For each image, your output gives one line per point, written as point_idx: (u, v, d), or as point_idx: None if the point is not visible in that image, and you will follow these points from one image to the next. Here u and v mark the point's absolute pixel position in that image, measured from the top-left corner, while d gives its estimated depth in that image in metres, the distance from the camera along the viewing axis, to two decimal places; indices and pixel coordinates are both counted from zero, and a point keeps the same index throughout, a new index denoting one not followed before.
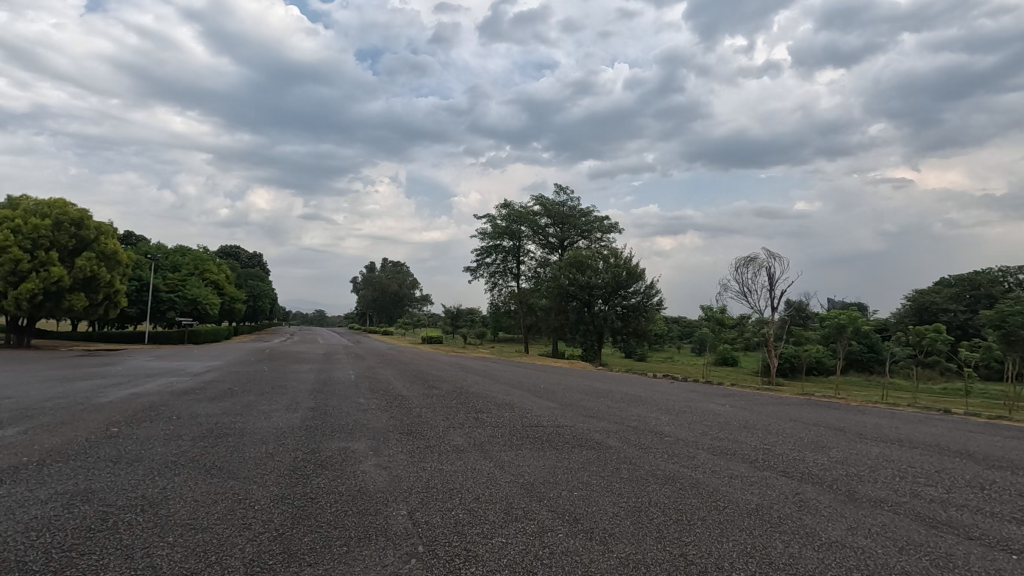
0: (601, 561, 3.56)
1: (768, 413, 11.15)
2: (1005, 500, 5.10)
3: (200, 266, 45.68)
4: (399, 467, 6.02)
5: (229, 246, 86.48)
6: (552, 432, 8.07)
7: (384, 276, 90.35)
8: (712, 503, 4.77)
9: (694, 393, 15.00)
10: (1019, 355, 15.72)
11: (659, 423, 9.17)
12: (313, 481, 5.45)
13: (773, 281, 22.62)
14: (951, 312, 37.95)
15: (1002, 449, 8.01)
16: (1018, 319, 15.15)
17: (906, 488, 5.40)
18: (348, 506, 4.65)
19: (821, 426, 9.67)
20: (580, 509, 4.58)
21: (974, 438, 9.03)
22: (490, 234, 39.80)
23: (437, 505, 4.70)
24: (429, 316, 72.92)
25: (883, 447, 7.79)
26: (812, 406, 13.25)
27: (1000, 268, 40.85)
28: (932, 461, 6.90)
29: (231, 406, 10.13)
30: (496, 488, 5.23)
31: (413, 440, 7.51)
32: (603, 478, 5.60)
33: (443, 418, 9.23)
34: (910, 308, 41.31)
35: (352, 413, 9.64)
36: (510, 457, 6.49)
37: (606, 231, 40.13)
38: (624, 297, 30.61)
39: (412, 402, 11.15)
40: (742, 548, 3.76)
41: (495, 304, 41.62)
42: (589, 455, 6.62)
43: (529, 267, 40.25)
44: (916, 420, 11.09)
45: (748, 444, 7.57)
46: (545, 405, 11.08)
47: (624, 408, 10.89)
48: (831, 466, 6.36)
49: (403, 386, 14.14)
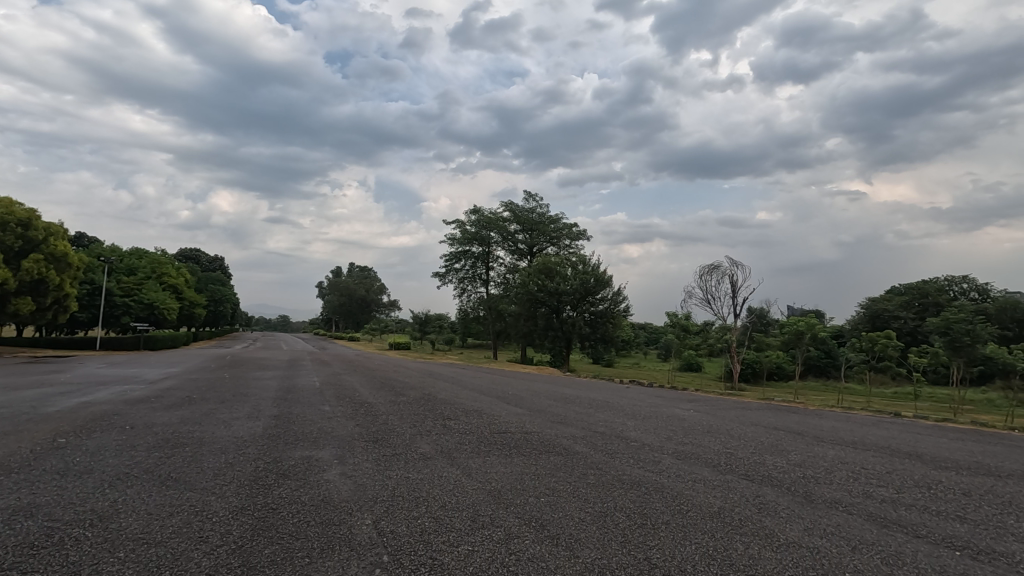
0: (566, 567, 3.57)
1: (730, 418, 11.41)
2: (951, 500, 5.35)
3: (157, 269, 44.12)
4: (364, 475, 5.94)
5: (189, 249, 83.82)
6: (520, 438, 8.10)
7: (351, 281, 89.09)
8: (676, 507, 4.85)
9: (660, 398, 15.28)
10: (964, 359, 16.51)
11: (625, 428, 9.29)
12: (275, 490, 5.31)
13: (737, 288, 23.10)
14: (902, 319, 39.68)
15: (949, 450, 8.44)
16: (962, 326, 15.89)
17: (860, 489, 5.61)
18: (310, 516, 4.56)
19: (781, 430, 9.94)
20: (547, 516, 4.61)
21: (923, 440, 9.47)
22: (459, 240, 39.67)
23: (402, 513, 4.66)
24: (397, 321, 72.15)
25: (839, 450, 8.06)
26: (772, 410, 13.63)
27: (946, 278, 43.00)
28: (884, 462, 7.19)
29: (189, 415, 9.78)
30: (463, 495, 5.21)
31: (380, 447, 7.42)
32: (571, 483, 5.64)
33: (410, 425, 9.14)
34: (864, 315, 43.04)
35: (317, 421, 9.46)
36: (478, 464, 6.48)
37: (574, 238, 40.50)
38: (592, 303, 30.90)
39: (379, 410, 10.99)
40: (703, 550, 3.83)
41: (464, 310, 41.39)
42: (556, 461, 6.66)
43: (498, 273, 40.23)
44: (869, 423, 11.60)
45: (710, 448, 7.74)
46: (513, 411, 11.07)
47: (590, 414, 11.01)
48: (789, 469, 6.57)
49: (371, 393, 13.95)
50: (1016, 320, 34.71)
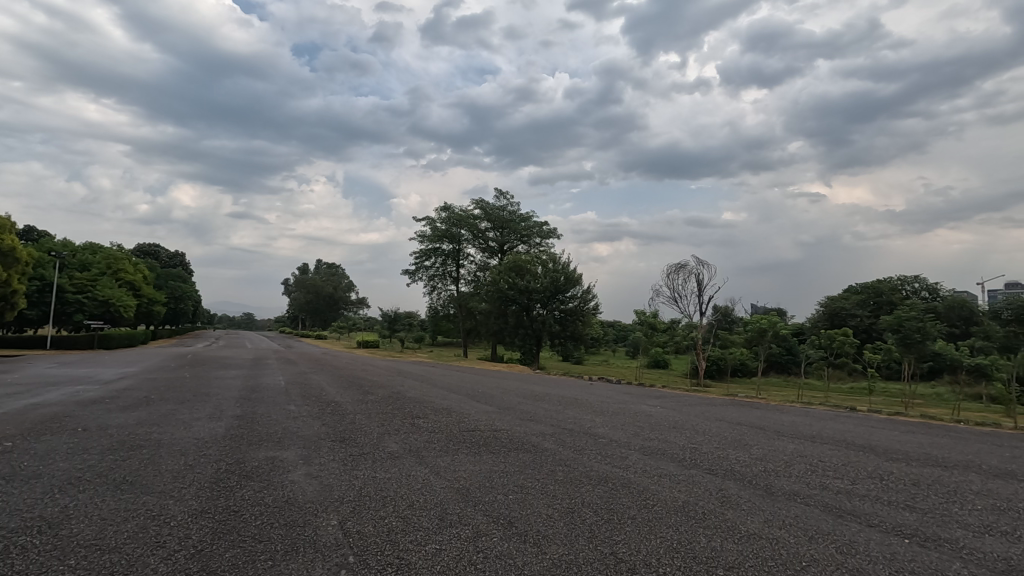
0: (533, 563, 3.59)
1: (695, 413, 11.68)
2: (901, 490, 5.59)
3: (113, 265, 42.40)
4: (330, 475, 5.84)
5: (147, 245, 80.78)
6: (490, 436, 8.09)
7: (318, 278, 87.37)
8: (641, 502, 4.94)
9: (628, 395, 15.50)
10: (914, 355, 17.25)
11: (593, 424, 9.40)
12: (237, 493, 5.17)
13: (703, 286, 23.60)
14: (858, 316, 41.19)
15: (900, 443, 8.82)
16: (913, 324, 16.60)
17: (817, 481, 5.82)
18: (274, 518, 4.46)
19: (743, 425, 10.23)
20: (515, 513, 4.62)
21: (876, 432, 9.89)
22: (430, 237, 39.37)
23: (369, 513, 4.61)
24: (365, 320, 71.15)
25: (797, 443, 8.34)
26: (735, 406, 14.01)
27: (899, 277, 44.86)
28: (840, 455, 7.46)
29: (147, 417, 9.44)
30: (431, 494, 5.18)
31: (346, 447, 7.29)
32: (540, 480, 5.68)
33: (378, 424, 9.03)
34: (823, 313, 44.57)
35: (282, 421, 9.27)
36: (446, 462, 6.45)
37: (545, 236, 40.61)
38: (562, 301, 31.11)
39: (346, 408, 10.83)
40: (668, 544, 3.91)
41: (434, 308, 41.09)
42: (525, 458, 6.70)
43: (468, 271, 40.08)
44: (826, 417, 12.05)
45: (675, 444, 7.88)
46: (482, 409, 11.06)
47: (559, 411, 11.08)
48: (751, 462, 6.75)
49: (338, 391, 13.72)
50: (963, 318, 36.49)
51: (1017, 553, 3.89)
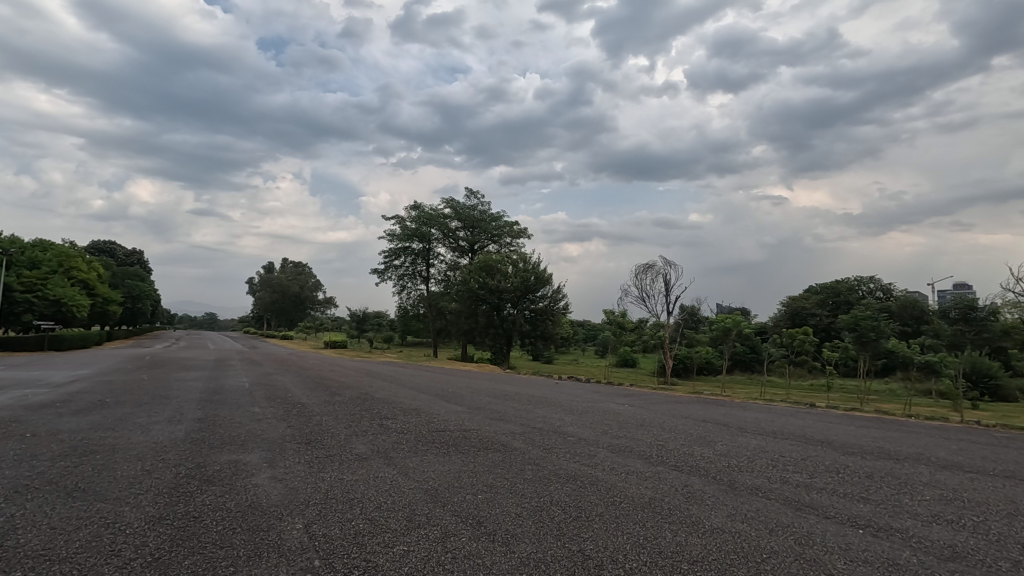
0: (502, 562, 3.60)
1: (662, 411, 11.91)
2: (856, 482, 5.81)
3: (66, 263, 40.61)
4: (296, 478, 5.72)
5: (103, 242, 77.57)
6: (460, 436, 8.07)
7: (284, 277, 85.46)
8: (609, 499, 5.01)
9: (597, 394, 15.67)
10: (870, 353, 17.94)
11: (562, 423, 9.47)
12: (198, 498, 5.02)
13: (670, 287, 24.02)
14: (818, 316, 42.56)
15: (856, 437, 9.17)
16: (868, 323, 17.25)
17: (778, 475, 6.00)
18: (237, 523, 4.35)
19: (708, 422, 10.47)
20: (484, 512, 4.62)
21: (834, 427, 10.25)
22: (399, 236, 38.97)
23: (336, 516, 4.53)
24: (333, 320, 69.96)
25: (759, 439, 8.59)
26: (700, 403, 14.32)
27: (856, 278, 46.57)
28: (799, 450, 7.71)
29: (101, 420, 9.06)
30: (399, 495, 5.14)
31: (312, 449, 7.17)
32: (510, 479, 5.69)
33: (345, 425, 8.90)
34: (785, 312, 45.92)
35: (245, 424, 9.04)
36: (416, 463, 6.40)
37: (515, 236, 40.65)
38: (532, 301, 31.21)
39: (312, 410, 10.66)
40: (634, 539, 3.97)
41: (404, 308, 40.70)
42: (495, 458, 6.70)
43: (438, 270, 39.85)
44: (787, 414, 12.44)
45: (643, 441, 8.03)
46: (453, 409, 11.03)
47: (528, 410, 11.13)
48: (715, 458, 6.92)
49: (304, 393, 13.46)
50: (915, 317, 38.12)
51: (961, 540, 4.10)
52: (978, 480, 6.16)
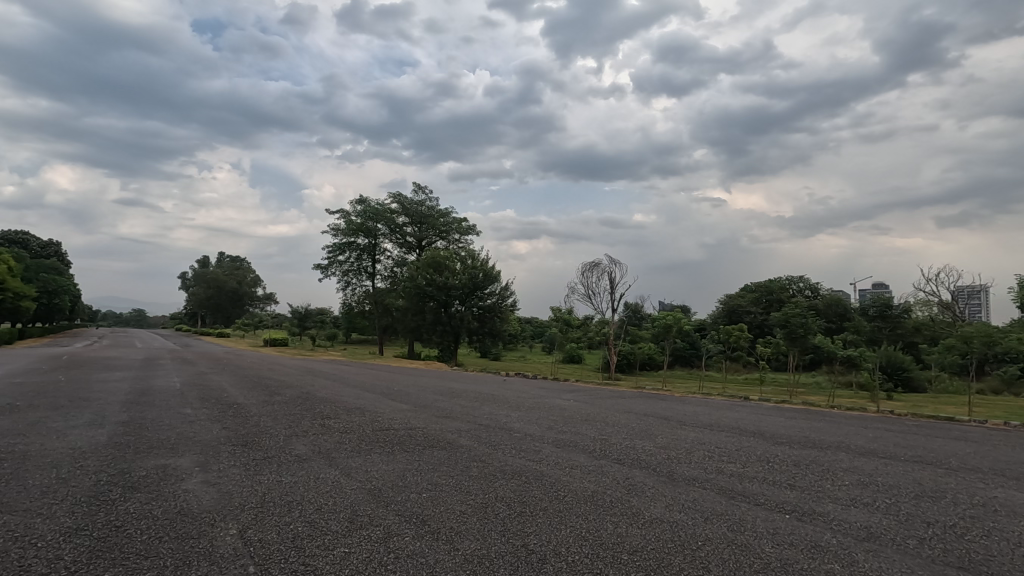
0: (445, 560, 3.57)
1: (606, 406, 12.19)
2: (785, 471, 6.14)
3: None
4: (230, 482, 5.47)
5: (15, 232, 71.44)
6: (404, 435, 7.95)
7: (220, 272, 81.36)
8: (553, 493, 5.07)
9: (543, 390, 15.84)
10: (799, 348, 18.99)
11: (509, 420, 9.51)
12: (120, 506, 4.71)
13: (615, 284, 24.54)
14: (752, 313, 44.74)
15: (785, 428, 9.69)
16: (798, 320, 18.23)
17: (713, 466, 6.27)
18: (163, 531, 4.11)
19: (650, 416, 10.78)
20: (429, 511, 4.58)
21: (767, 419, 10.80)
22: (344, 231, 38.03)
23: (272, 520, 4.36)
24: (273, 317, 67.34)
25: (698, 432, 8.93)
26: (644, 398, 14.73)
27: (788, 278, 49.29)
28: (733, 441, 8.08)
29: (7, 426, 8.31)
30: (341, 496, 5.01)
31: (249, 451, 6.88)
32: (455, 477, 5.66)
33: (284, 426, 8.59)
34: (722, 310, 47.99)
35: (175, 426, 8.56)
36: (358, 463, 6.27)
37: (464, 233, 40.36)
38: (480, 298, 31.11)
39: (250, 411, 10.22)
40: (577, 532, 4.04)
41: (348, 304, 39.73)
42: (440, 456, 6.63)
43: (385, 266, 39.08)
44: (724, 407, 13.02)
45: (587, 435, 8.19)
46: (398, 407, 10.86)
47: (475, 407, 11.12)
48: (655, 451, 7.14)
49: (241, 393, 12.88)
50: (838, 314, 40.74)
51: (875, 522, 4.41)
52: (892, 465, 6.65)
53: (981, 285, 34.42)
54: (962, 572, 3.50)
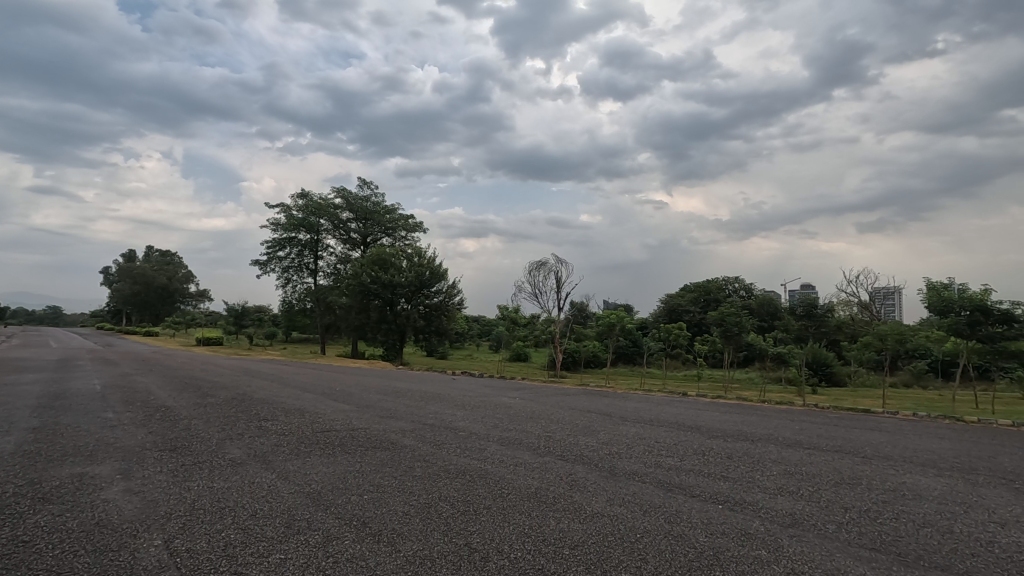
0: (387, 562, 3.52)
1: (550, 403, 12.36)
2: (719, 463, 6.43)
3: None
4: (156, 490, 5.16)
5: None
6: (345, 436, 7.76)
7: (147, 266, 76.18)
8: (497, 491, 5.09)
9: (489, 388, 15.84)
10: (733, 345, 19.90)
11: (454, 419, 9.44)
12: (29, 519, 4.34)
13: (562, 283, 24.88)
14: (691, 312, 46.57)
15: (719, 422, 10.14)
16: (733, 319, 19.10)
17: (652, 460, 6.47)
18: (80, 545, 3.83)
19: (593, 412, 11.02)
20: (370, 513, 4.48)
21: (703, 414, 11.26)
22: (285, 226, 36.70)
23: (203, 528, 4.15)
24: (207, 315, 64.02)
25: (638, 427, 9.21)
26: (587, 395, 15.03)
27: (724, 278, 51.57)
28: (673, 435, 8.37)
29: None
30: (278, 500, 4.83)
31: (177, 457, 6.51)
32: (397, 477, 5.58)
33: (218, 429, 8.18)
34: (663, 309, 49.66)
35: (93, 432, 7.97)
36: (297, 466, 6.06)
37: (411, 230, 39.75)
38: (426, 296, 30.72)
39: (179, 413, 9.67)
40: (520, 529, 4.07)
41: (288, 302, 38.35)
42: (382, 456, 6.51)
43: (327, 263, 37.92)
44: (663, 402, 13.48)
45: (532, 433, 8.26)
46: (341, 407, 10.57)
47: (420, 406, 10.97)
48: (598, 446, 7.30)
49: (170, 395, 12.16)
50: (770, 313, 42.98)
51: (799, 508, 4.69)
52: (815, 455, 7.10)
53: (895, 287, 37.28)
54: (876, 552, 3.78)
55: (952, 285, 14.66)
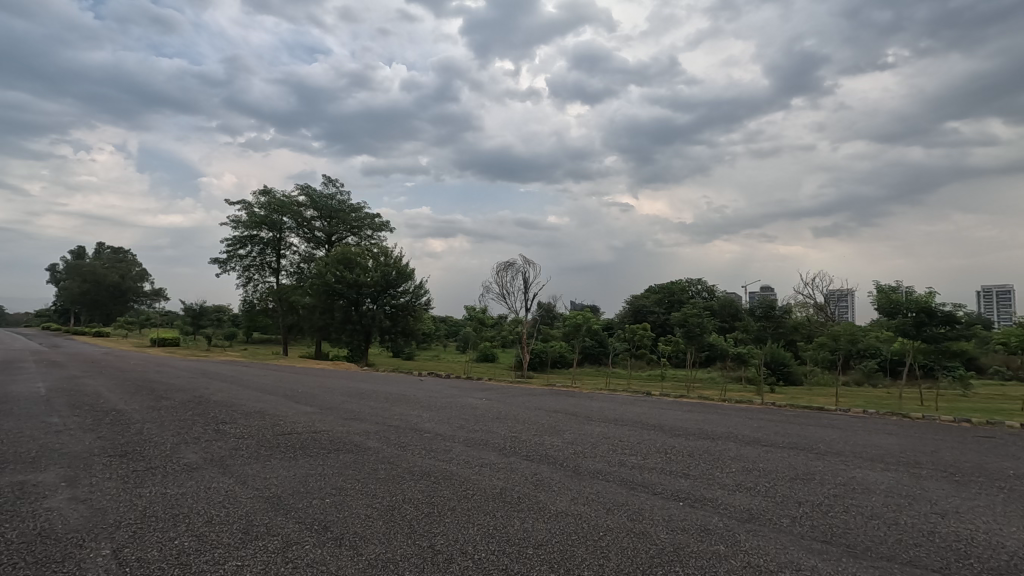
0: (348, 566, 3.46)
1: (517, 403, 12.37)
2: (681, 461, 6.56)
3: None
4: (103, 497, 4.94)
5: None
6: (308, 438, 7.60)
7: (98, 264, 72.89)
8: (462, 492, 5.07)
9: (456, 389, 15.74)
10: (695, 346, 20.33)
11: (420, 420, 9.35)
12: None
13: (529, 284, 24.93)
14: (655, 313, 47.41)
15: (681, 420, 10.35)
16: (695, 320, 19.52)
17: (615, 459, 6.56)
18: (18, 557, 3.63)
19: (558, 412, 11.10)
20: (331, 516, 4.40)
21: (666, 413, 11.47)
22: (246, 223, 35.67)
23: (155, 536, 4.00)
24: (162, 315, 61.63)
25: (603, 426, 9.31)
26: (553, 395, 15.09)
27: (688, 280, 52.74)
28: (637, 434, 8.50)
29: None
30: (235, 506, 4.68)
31: (128, 462, 6.24)
32: (361, 480, 5.48)
33: (172, 433, 7.88)
34: (628, 310, 50.40)
35: (36, 438, 7.56)
36: (255, 470, 5.90)
37: (377, 229, 39.16)
38: (392, 296, 30.33)
39: (130, 417, 9.26)
40: (484, 530, 4.06)
41: (249, 301, 37.30)
42: (345, 459, 6.40)
43: (290, 262, 37.02)
44: (628, 402, 13.66)
45: (498, 433, 8.26)
46: (303, 410, 10.33)
47: (385, 408, 10.80)
48: (563, 446, 7.35)
49: (120, 398, 11.67)
50: (731, 315, 44.14)
51: (756, 504, 4.84)
52: (772, 451, 7.33)
53: (848, 290, 38.80)
54: (827, 545, 3.92)
55: (900, 287, 15.33)
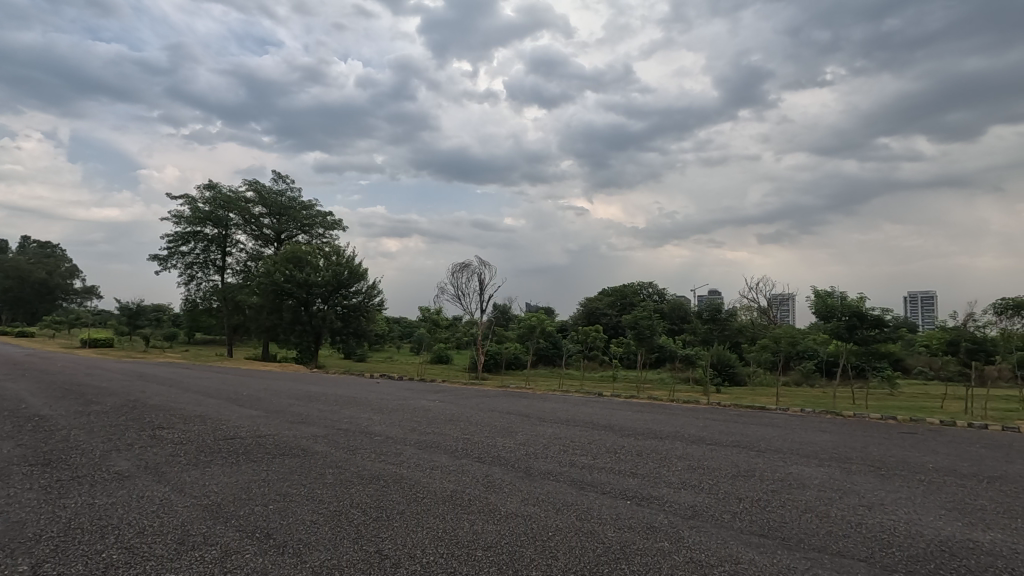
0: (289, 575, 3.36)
1: (470, 405, 12.31)
2: (630, 460, 6.69)
3: None
4: (22, 510, 4.59)
5: None
6: (252, 443, 7.33)
7: (23, 259, 67.93)
8: (411, 495, 5.01)
9: (409, 391, 15.56)
10: (646, 347, 20.80)
11: (370, 423, 9.17)
12: None
13: (484, 285, 24.91)
14: (608, 315, 48.32)
15: (631, 421, 10.56)
16: (645, 323, 19.99)
17: (566, 459, 6.64)
18: None
19: (512, 413, 11.13)
20: (273, 524, 4.25)
21: (617, 413, 11.69)
22: (188, 219, 34.07)
23: (80, 549, 3.76)
24: (94, 315, 58.04)
25: (557, 427, 9.39)
26: (506, 396, 15.14)
27: (640, 283, 54.06)
28: (588, 435, 8.62)
29: None
30: (171, 515, 4.47)
31: (51, 472, 5.84)
32: (307, 485, 5.34)
33: (102, 440, 7.43)
34: (582, 312, 51.19)
35: None
36: (193, 477, 5.64)
37: (329, 227, 38.18)
38: (344, 296, 29.64)
39: (56, 423, 8.67)
40: (433, 534, 4.02)
41: (191, 300, 35.69)
42: (290, 464, 6.21)
43: (237, 260, 35.63)
44: (581, 402, 13.85)
45: (450, 436, 8.19)
46: (247, 413, 9.95)
47: (335, 411, 10.52)
48: (515, 447, 7.38)
49: (47, 403, 10.93)
50: (680, 317, 45.49)
51: (700, 501, 5.00)
52: (715, 450, 7.59)
53: (788, 294, 40.81)
54: (763, 538, 4.10)
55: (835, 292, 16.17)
